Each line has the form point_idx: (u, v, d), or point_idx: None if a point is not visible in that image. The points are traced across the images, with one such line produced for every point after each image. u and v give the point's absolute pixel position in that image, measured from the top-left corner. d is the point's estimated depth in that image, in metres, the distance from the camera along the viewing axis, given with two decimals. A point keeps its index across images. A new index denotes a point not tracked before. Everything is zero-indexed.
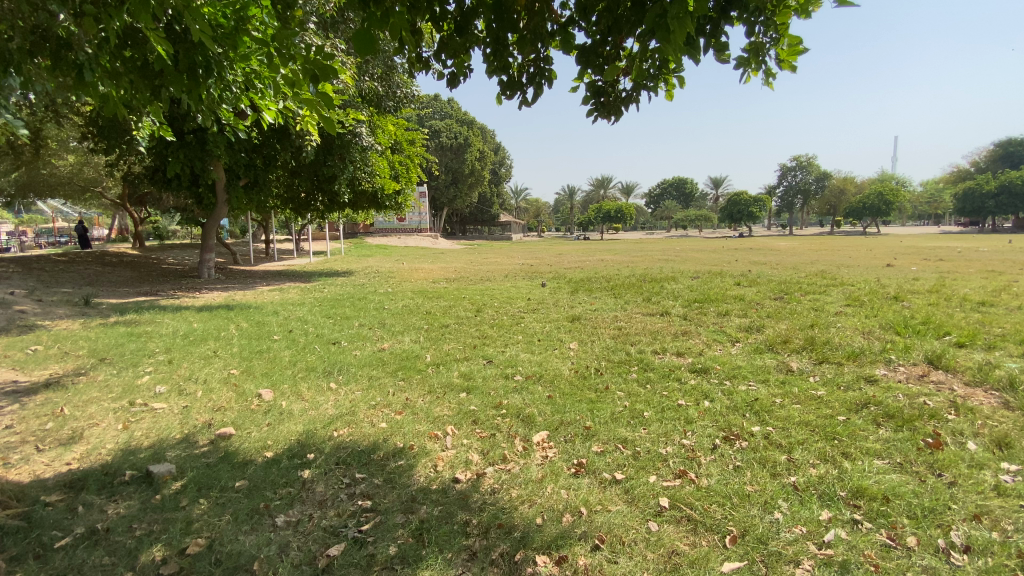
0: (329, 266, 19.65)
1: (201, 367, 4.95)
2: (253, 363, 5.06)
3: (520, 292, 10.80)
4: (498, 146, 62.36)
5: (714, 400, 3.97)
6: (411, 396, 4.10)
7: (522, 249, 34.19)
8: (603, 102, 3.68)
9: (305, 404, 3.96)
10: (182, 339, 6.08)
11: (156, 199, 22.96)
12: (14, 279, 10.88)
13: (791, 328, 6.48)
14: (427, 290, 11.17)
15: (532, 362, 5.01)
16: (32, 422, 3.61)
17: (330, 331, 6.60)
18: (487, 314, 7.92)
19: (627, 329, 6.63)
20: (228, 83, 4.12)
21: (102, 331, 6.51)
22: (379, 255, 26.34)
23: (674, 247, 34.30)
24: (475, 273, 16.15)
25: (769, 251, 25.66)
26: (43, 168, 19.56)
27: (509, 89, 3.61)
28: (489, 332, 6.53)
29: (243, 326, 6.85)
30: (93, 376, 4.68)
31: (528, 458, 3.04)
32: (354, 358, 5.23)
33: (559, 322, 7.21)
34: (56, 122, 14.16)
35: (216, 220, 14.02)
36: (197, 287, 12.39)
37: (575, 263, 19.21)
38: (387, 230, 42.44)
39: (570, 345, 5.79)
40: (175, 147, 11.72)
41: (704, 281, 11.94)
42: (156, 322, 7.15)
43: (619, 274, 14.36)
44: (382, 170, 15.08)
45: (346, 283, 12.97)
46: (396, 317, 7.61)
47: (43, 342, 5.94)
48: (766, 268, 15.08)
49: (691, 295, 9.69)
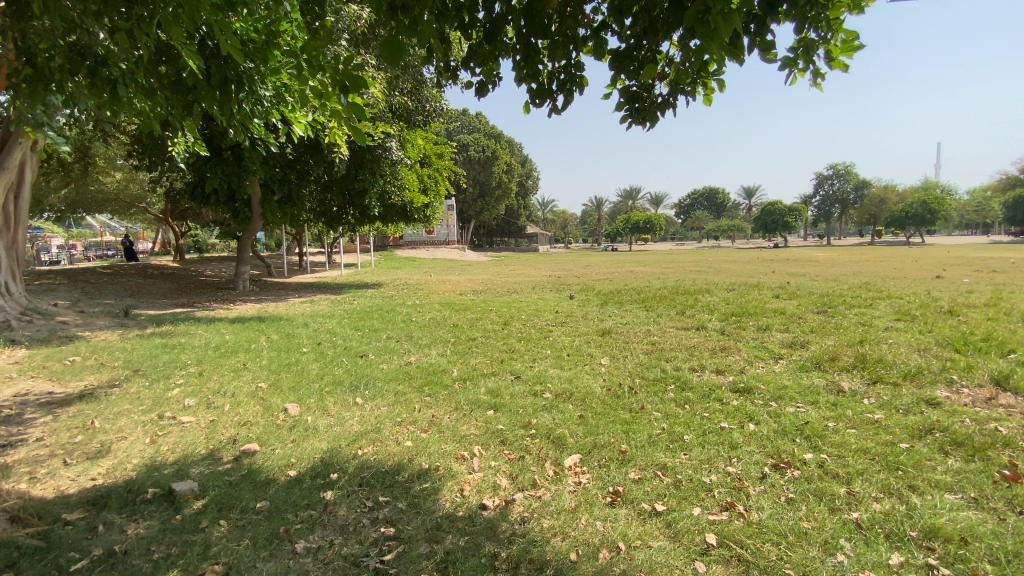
0: (359, 278, 19.90)
1: (229, 379, 4.95)
2: (280, 376, 5.03)
3: (548, 304, 10.63)
4: (525, 159, 62.71)
5: (760, 423, 3.69)
6: (437, 413, 3.96)
7: (549, 261, 34.00)
8: (638, 107, 3.52)
9: (330, 420, 3.87)
10: (214, 350, 6.14)
11: (195, 214, 23.86)
12: (61, 291, 11.37)
13: (838, 344, 6.07)
14: (455, 302, 11.10)
15: (563, 379, 4.81)
16: (64, 436, 3.64)
17: (358, 343, 6.57)
18: (515, 327, 7.76)
19: (661, 344, 6.34)
20: (260, 98, 4.14)
21: (139, 342, 6.66)
22: (409, 267, 26.62)
23: (705, 258, 33.58)
24: (503, 285, 16.05)
25: (807, 262, 24.77)
26: (92, 185, 20.56)
27: (538, 97, 3.49)
28: (517, 346, 6.36)
29: (273, 338, 6.90)
30: (126, 388, 4.74)
31: (560, 484, 2.85)
32: (380, 372, 5.14)
33: (590, 336, 6.98)
34: (104, 140, 14.86)
35: (251, 233, 14.38)
36: (232, 299, 12.68)
37: (604, 275, 18.88)
38: (416, 243, 43.01)
39: (602, 360, 5.56)
40: (213, 164, 12.10)
41: (741, 294, 11.48)
42: (190, 334, 7.27)
43: (650, 286, 13.99)
44: (411, 184, 15.22)
45: (375, 295, 13.08)
46: (424, 330, 7.53)
47: (82, 353, 6.10)
48: (806, 280, 14.44)
49: (728, 308, 9.30)
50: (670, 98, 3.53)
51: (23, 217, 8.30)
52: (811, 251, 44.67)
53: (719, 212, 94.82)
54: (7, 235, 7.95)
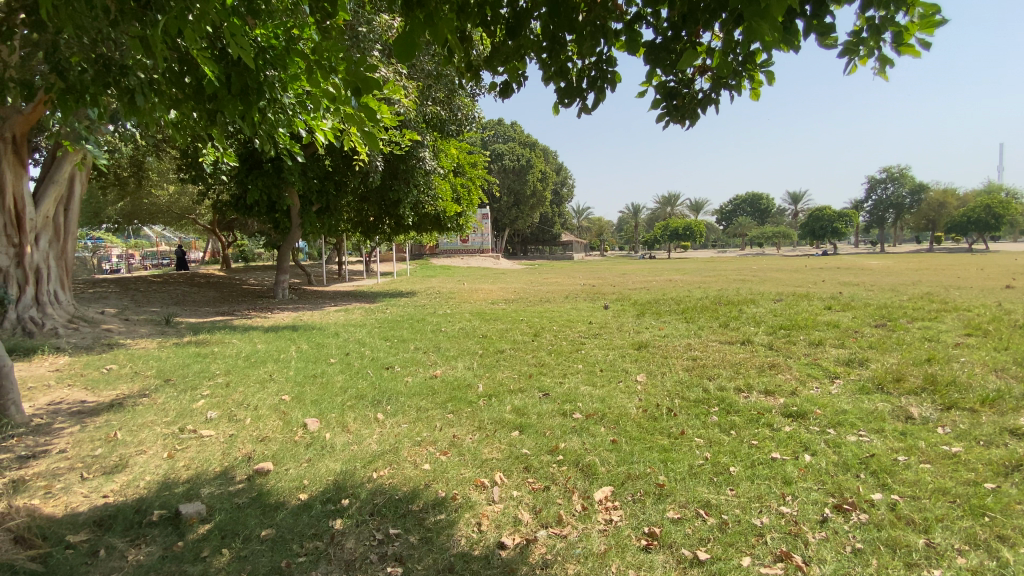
0: (394, 286, 20.08)
1: (254, 391, 4.90)
2: (304, 389, 4.94)
3: (582, 314, 10.30)
4: (560, 167, 62.50)
5: (817, 454, 3.30)
6: (459, 434, 3.74)
7: (585, 269, 33.49)
8: (677, 104, 3.25)
9: (349, 437, 3.70)
10: (244, 360, 6.16)
11: (241, 225, 24.79)
12: (112, 299, 11.89)
13: (902, 363, 5.50)
14: (486, 311, 10.92)
15: (595, 397, 4.50)
16: (85, 448, 3.62)
17: (385, 355, 6.45)
18: (546, 339, 7.49)
19: (703, 360, 5.92)
20: (283, 106, 4.09)
21: (174, 350, 6.77)
22: (444, 276, 26.77)
23: (748, 266, 32.32)
24: (536, 294, 15.80)
25: (859, 270, 23.33)
26: (146, 198, 21.68)
27: (567, 96, 3.27)
28: (548, 359, 6.08)
29: (303, 348, 6.88)
30: (154, 399, 4.75)
31: (588, 522, 2.56)
32: (405, 386, 4.97)
33: (625, 350, 6.62)
34: (156, 154, 15.58)
35: (290, 243, 14.71)
36: (270, 307, 12.94)
37: (640, 284, 18.35)
38: (451, 252, 43.38)
39: (638, 377, 5.21)
40: (254, 176, 12.45)
41: (788, 305, 10.81)
42: (224, 342, 7.36)
43: (690, 296, 13.41)
44: (444, 193, 15.25)
45: (407, 304, 13.10)
46: (452, 341, 7.35)
47: (120, 361, 6.23)
48: (860, 290, 13.50)
49: (775, 321, 8.72)
50: (711, 93, 3.24)
51: (73, 229, 8.70)
52: (863, 259, 42.38)
53: (762, 219, 91.61)
54: (58, 245, 8.33)
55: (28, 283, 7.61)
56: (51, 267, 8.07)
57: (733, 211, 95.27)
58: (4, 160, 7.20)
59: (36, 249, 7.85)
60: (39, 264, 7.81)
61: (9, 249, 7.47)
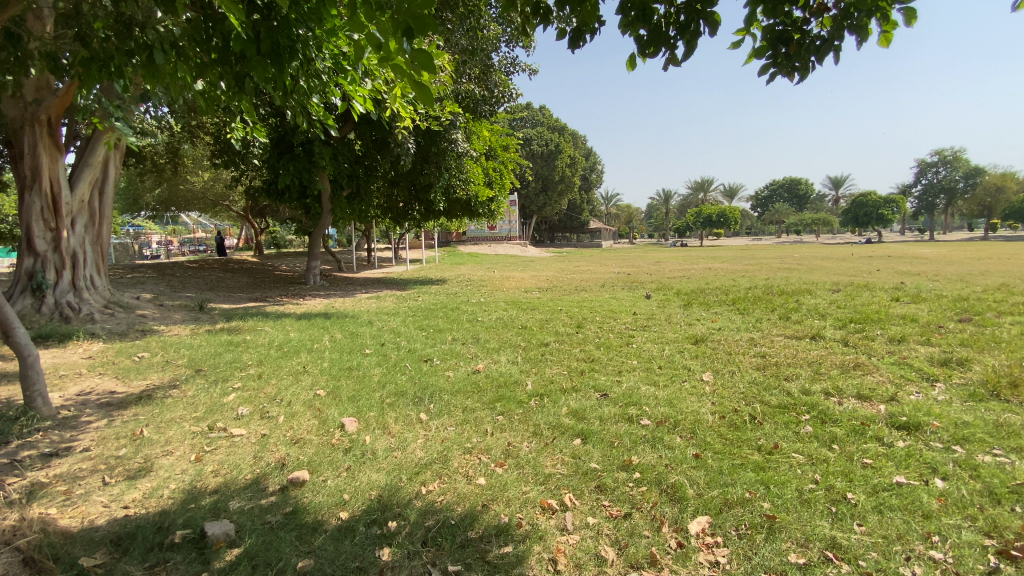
0: (424, 273, 19.81)
1: (287, 384, 4.56)
2: (340, 382, 4.58)
3: (623, 304, 9.73)
4: (590, 152, 61.26)
5: (951, 480, 2.75)
6: (515, 440, 3.30)
7: (615, 257, 32.54)
8: (787, 52, 2.79)
9: (391, 442, 3.31)
10: (276, 350, 5.86)
11: (274, 212, 24.96)
12: (148, 284, 11.93)
13: (1012, 364, 4.80)
14: (521, 300, 10.46)
15: (661, 400, 4.00)
16: (109, 447, 3.34)
17: (422, 346, 6.06)
18: (591, 331, 6.98)
19: (774, 359, 5.31)
20: (317, 71, 3.68)
21: (206, 338, 6.54)
22: (473, 263, 26.45)
23: (787, 254, 30.83)
24: (570, 282, 15.24)
25: (914, 259, 21.88)
26: (181, 183, 21.94)
27: (650, 46, 2.84)
28: (598, 354, 5.57)
29: (336, 337, 6.56)
30: (184, 391, 4.47)
31: (689, 565, 2.11)
32: (446, 381, 4.55)
33: (682, 345, 6.05)
34: (190, 139, 15.56)
35: (321, 229, 14.46)
36: (302, 294, 12.78)
37: (679, 273, 17.55)
38: (479, 239, 43.07)
39: (705, 379, 4.67)
40: (286, 160, 12.23)
41: (850, 296, 9.97)
42: (256, 330, 7.11)
43: (737, 285, 12.61)
44: (477, 177, 14.79)
45: (439, 292, 12.77)
46: (491, 332, 6.92)
47: (151, 349, 6.02)
48: (926, 281, 12.43)
49: (842, 314, 7.97)
50: (832, 37, 2.77)
51: (108, 213, 8.58)
52: (914, 246, 40.04)
53: (800, 204, 88.23)
54: (93, 230, 8.21)
55: (65, 267, 7.53)
56: (87, 252, 7.96)
57: (769, 196, 92.03)
58: (40, 143, 7.06)
59: (72, 234, 7.74)
60: (75, 248, 7.71)
61: (46, 234, 7.38)
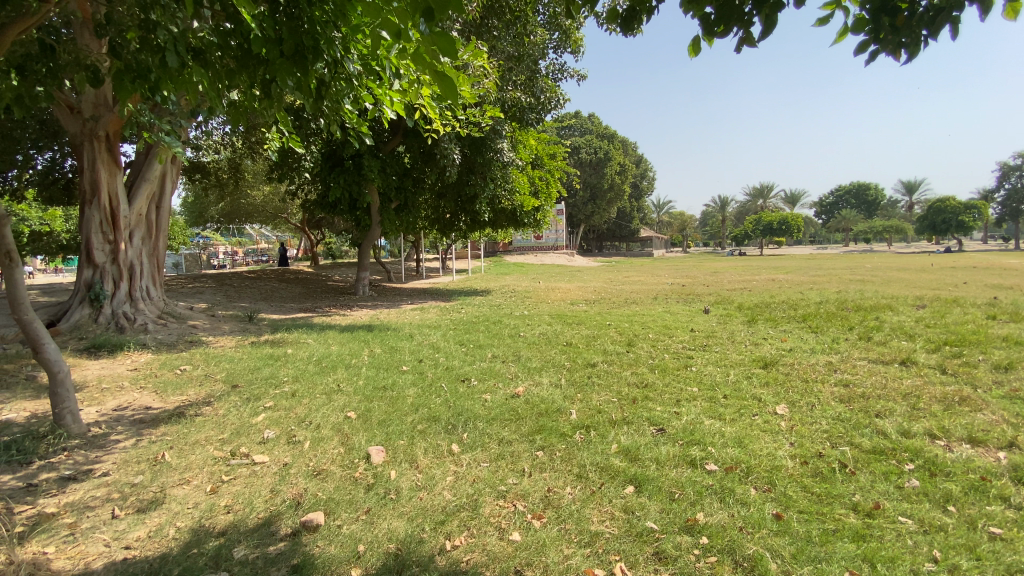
0: (470, 284, 19.71)
1: (318, 404, 4.34)
2: (372, 403, 4.31)
3: (678, 319, 9.08)
4: (640, 160, 60.01)
5: None
6: (555, 484, 2.88)
7: (666, 267, 31.39)
8: (892, 26, 2.29)
9: (417, 480, 2.97)
10: (314, 364, 5.72)
11: (328, 223, 25.74)
12: (206, 294, 12.40)
13: None
14: (566, 313, 10.00)
15: (728, 440, 3.46)
16: (128, 473, 3.21)
17: (461, 364, 5.74)
18: (643, 350, 6.45)
19: (860, 390, 4.60)
20: (348, 75, 3.48)
21: (248, 351, 6.52)
22: (519, 273, 26.13)
23: (857, 264, 28.65)
24: (620, 294, 14.63)
25: (1008, 270, 19.65)
26: (243, 197, 23.04)
27: (719, 24, 2.44)
28: (652, 379, 5.04)
29: (376, 352, 6.37)
30: (216, 409, 4.34)
31: None
32: (484, 406, 4.18)
33: (748, 371, 5.41)
34: (249, 154, 16.22)
35: (370, 241, 14.61)
36: (350, 304, 12.87)
37: (738, 284, 16.49)
38: (525, 249, 42.94)
39: (779, 414, 4.06)
40: (337, 173, 12.45)
41: (940, 313, 8.86)
42: (298, 343, 7.05)
43: (804, 299, 11.60)
44: (523, 187, 14.54)
45: (483, 303, 12.52)
46: (535, 349, 6.51)
47: (195, 362, 6.04)
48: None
49: (933, 334, 6.99)
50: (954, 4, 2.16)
51: (164, 227, 8.91)
52: (1006, 255, 36.25)
53: (869, 210, 82.48)
54: (150, 242, 8.52)
55: (122, 279, 7.83)
56: (143, 263, 8.26)
57: (834, 202, 86.67)
58: (98, 159, 7.49)
59: (130, 246, 8.06)
60: (132, 260, 8.02)
61: (105, 247, 7.72)
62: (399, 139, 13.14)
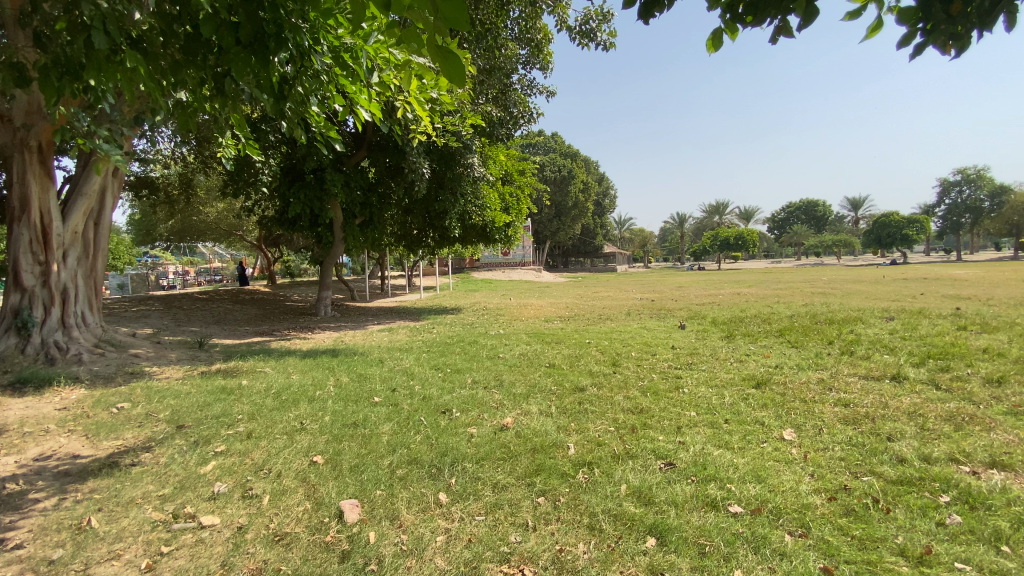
0: (439, 302, 19.15)
1: (278, 447, 3.79)
2: (342, 444, 3.79)
3: (657, 336, 8.88)
4: (602, 177, 61.21)
5: None
6: (567, 541, 2.49)
7: (633, 282, 31.69)
8: (946, 17, 2.45)
9: (403, 543, 2.51)
10: (274, 398, 5.11)
11: (287, 241, 24.63)
12: (152, 319, 11.37)
13: None
14: (543, 332, 9.67)
15: (745, 475, 3.16)
16: (42, 546, 2.60)
17: (439, 392, 5.26)
18: (630, 371, 6.14)
19: (863, 411, 4.43)
20: (316, 73, 3.08)
21: (198, 383, 5.82)
22: (488, 290, 25.75)
23: (814, 277, 29.64)
24: (593, 310, 14.46)
25: (953, 280, 20.80)
26: (194, 213, 21.76)
27: None
28: (646, 404, 4.70)
29: (343, 381, 5.81)
30: (157, 458, 3.71)
31: None
32: (470, 443, 3.74)
33: (743, 391, 5.16)
34: (201, 168, 15.26)
35: (333, 259, 13.91)
36: (312, 326, 12.11)
37: (708, 299, 16.62)
38: (493, 265, 42.66)
39: (788, 441, 3.80)
40: (297, 188, 11.80)
41: (909, 325, 9.01)
42: (255, 372, 6.37)
43: (776, 313, 11.69)
44: (493, 203, 14.31)
45: (455, 322, 12.07)
46: (517, 372, 6.08)
47: (135, 398, 5.31)
48: (986, 307, 11.40)
49: (913, 347, 7.02)
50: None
51: (103, 245, 8.08)
52: (945, 266, 38.63)
53: (819, 226, 86.73)
54: (86, 263, 7.70)
55: (54, 304, 6.98)
56: (78, 286, 7.43)
57: (786, 218, 90.76)
58: (29, 170, 6.69)
59: (63, 267, 7.22)
60: (66, 283, 7.18)
61: (34, 268, 6.87)
62: (364, 153, 12.65)
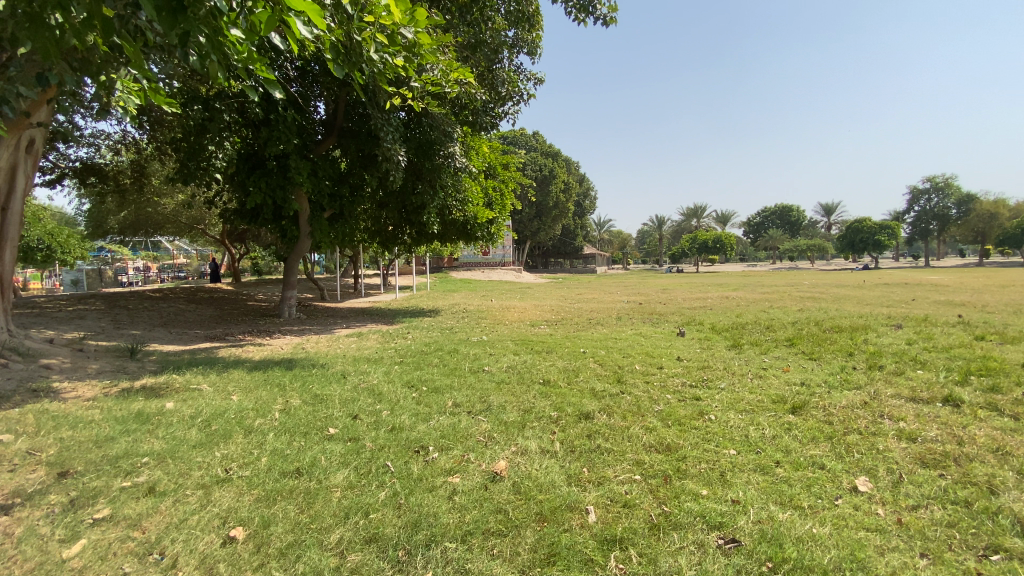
0: (415, 303, 18.02)
1: (189, 510, 2.73)
2: (275, 507, 2.74)
3: (658, 345, 8.02)
4: (583, 178, 60.86)
5: None
6: None
7: (615, 284, 30.91)
8: None
9: None
10: (202, 429, 4.00)
11: (253, 236, 23.11)
12: (85, 320, 9.98)
13: None
14: (531, 339, 8.69)
15: (843, 559, 2.27)
16: None
17: (412, 420, 4.23)
18: (640, 390, 5.20)
19: (938, 447, 3.59)
20: None
21: (110, 407, 4.64)
22: (466, 291, 24.72)
23: (796, 281, 29.29)
24: (579, 314, 13.57)
25: (935, 286, 20.60)
26: (149, 204, 20.06)
27: None
28: (673, 439, 3.77)
29: (294, 405, 4.71)
30: (10, 527, 2.60)
31: None
32: (453, 504, 2.73)
33: (781, 419, 4.29)
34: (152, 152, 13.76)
35: (297, 255, 12.65)
36: (271, 330, 10.82)
37: (699, 302, 15.92)
38: (471, 265, 41.63)
39: (866, 494, 2.94)
40: (256, 175, 10.55)
41: (926, 334, 8.33)
42: (188, 391, 5.21)
43: (775, 319, 11.02)
44: (474, 196, 13.30)
45: (432, 327, 11.01)
46: (506, 392, 5.10)
47: (20, 428, 4.11)
48: (990, 314, 10.88)
49: (946, 361, 6.29)
50: None
51: (11, 237, 6.90)
52: (917, 273, 38.97)
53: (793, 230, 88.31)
54: None
55: None
56: None
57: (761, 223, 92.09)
58: None
59: None
60: None
61: None
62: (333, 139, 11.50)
